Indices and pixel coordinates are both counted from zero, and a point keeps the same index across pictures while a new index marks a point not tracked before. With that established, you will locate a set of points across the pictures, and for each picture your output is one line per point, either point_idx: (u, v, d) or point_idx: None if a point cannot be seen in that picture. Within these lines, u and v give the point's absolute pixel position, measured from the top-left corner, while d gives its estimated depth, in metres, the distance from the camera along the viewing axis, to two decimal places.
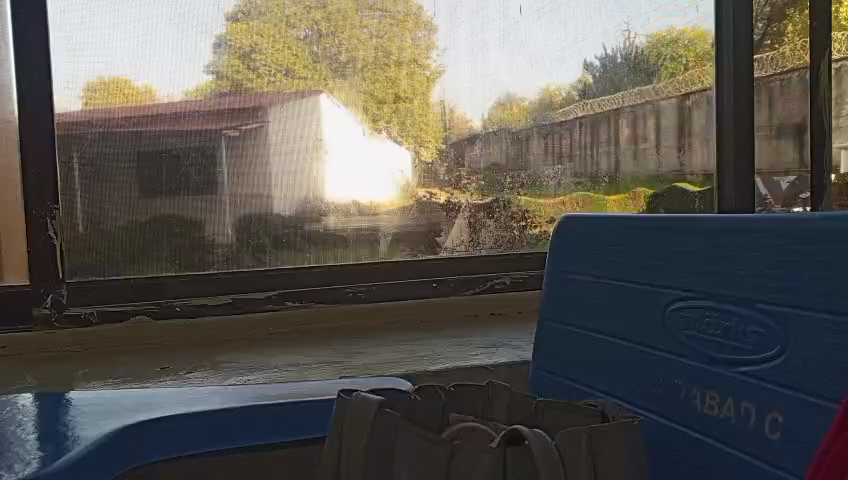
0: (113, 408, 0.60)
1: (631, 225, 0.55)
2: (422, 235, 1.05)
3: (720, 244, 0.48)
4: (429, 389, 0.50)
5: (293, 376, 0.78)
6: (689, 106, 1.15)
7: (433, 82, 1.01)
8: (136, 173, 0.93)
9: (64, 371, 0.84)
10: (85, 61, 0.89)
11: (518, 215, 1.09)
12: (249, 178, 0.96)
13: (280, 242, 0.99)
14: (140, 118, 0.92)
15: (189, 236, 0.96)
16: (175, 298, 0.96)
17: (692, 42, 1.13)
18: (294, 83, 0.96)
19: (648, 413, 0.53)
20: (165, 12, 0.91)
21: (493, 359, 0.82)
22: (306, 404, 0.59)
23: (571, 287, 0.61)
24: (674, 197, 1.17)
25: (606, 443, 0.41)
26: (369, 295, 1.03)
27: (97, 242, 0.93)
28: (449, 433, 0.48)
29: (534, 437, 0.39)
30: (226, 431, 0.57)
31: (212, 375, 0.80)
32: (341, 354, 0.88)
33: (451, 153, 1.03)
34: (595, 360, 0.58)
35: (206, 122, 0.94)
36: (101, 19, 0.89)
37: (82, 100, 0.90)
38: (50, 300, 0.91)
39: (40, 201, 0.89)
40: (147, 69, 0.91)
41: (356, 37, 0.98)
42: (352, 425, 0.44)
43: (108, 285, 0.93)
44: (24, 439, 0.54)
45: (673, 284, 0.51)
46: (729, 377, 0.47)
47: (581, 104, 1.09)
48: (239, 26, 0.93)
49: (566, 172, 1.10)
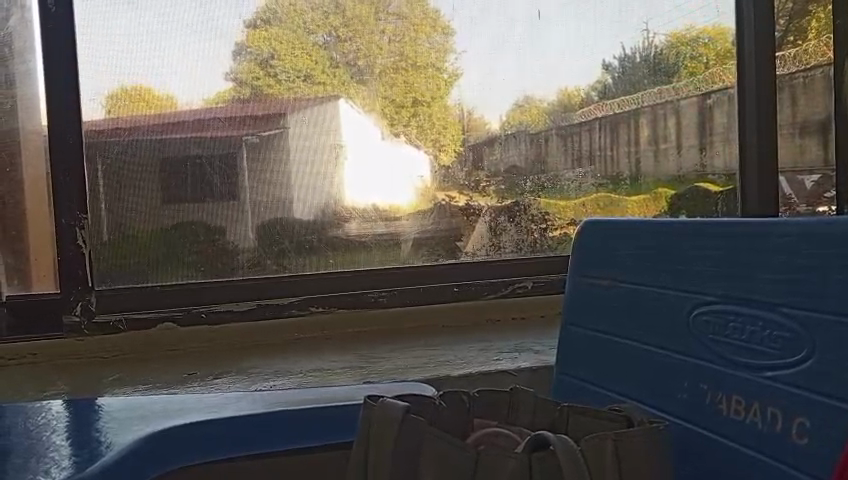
0: (142, 414, 0.62)
1: (653, 228, 0.55)
2: (442, 240, 1.05)
3: (742, 248, 0.47)
4: (454, 395, 0.50)
5: (317, 381, 0.79)
6: (710, 104, 1.14)
7: (451, 85, 1.02)
8: (161, 180, 0.95)
9: (94, 377, 0.85)
10: (108, 70, 0.91)
11: (538, 218, 1.09)
12: (270, 185, 0.98)
13: (303, 248, 1.00)
14: (163, 126, 0.94)
15: (212, 242, 0.97)
16: (200, 305, 0.97)
17: (712, 40, 1.12)
18: (313, 89, 0.97)
19: (673, 417, 0.53)
20: (188, 22, 0.93)
21: (516, 363, 0.82)
22: (331, 407, 0.60)
23: (593, 292, 0.61)
24: (695, 197, 1.16)
25: (633, 448, 0.41)
26: (390, 301, 1.03)
27: (123, 249, 0.94)
28: (471, 438, 0.48)
29: (559, 443, 0.40)
30: (252, 437, 0.58)
31: (238, 380, 0.81)
32: (365, 359, 0.88)
33: (469, 156, 1.03)
34: (616, 365, 0.58)
35: (228, 129, 0.95)
36: (124, 31, 0.91)
37: (105, 107, 0.92)
38: (80, 308, 0.93)
39: (67, 209, 0.91)
40: (168, 76, 0.93)
41: (374, 42, 0.99)
42: (378, 430, 0.44)
43: (136, 292, 0.95)
44: (59, 445, 0.55)
45: (696, 289, 0.51)
46: (753, 381, 0.46)
47: (600, 105, 1.08)
48: (258, 33, 0.95)
49: (587, 174, 1.10)
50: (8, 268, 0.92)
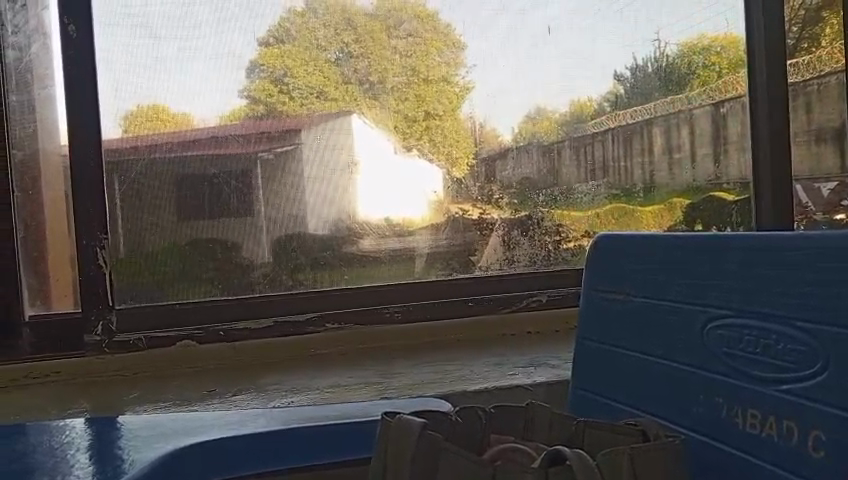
0: (163, 432, 0.63)
1: (665, 242, 0.56)
2: (457, 254, 1.06)
3: (755, 262, 0.48)
4: (469, 411, 0.50)
5: (334, 397, 0.80)
6: (723, 113, 1.14)
7: (463, 99, 1.03)
8: (178, 199, 0.96)
9: (116, 396, 0.86)
10: (125, 90, 0.93)
11: (552, 231, 1.09)
12: (285, 202, 0.99)
13: (318, 264, 1.02)
14: (180, 144, 0.95)
15: (229, 259, 0.99)
16: (218, 323, 0.98)
17: (724, 49, 1.13)
18: (327, 105, 0.99)
19: (690, 432, 0.52)
20: (203, 42, 0.95)
21: (531, 378, 0.83)
22: (348, 424, 0.61)
23: (606, 306, 0.61)
24: (710, 207, 1.15)
25: (649, 463, 0.41)
26: (405, 316, 1.04)
27: (143, 267, 0.96)
28: (488, 454, 0.48)
29: (575, 457, 0.40)
30: (271, 453, 0.59)
31: (256, 397, 0.82)
32: (381, 375, 0.89)
33: (482, 170, 1.04)
34: (632, 379, 0.58)
35: (244, 146, 0.97)
36: (142, 52, 0.93)
37: (121, 126, 0.94)
38: (101, 327, 0.95)
39: (89, 231, 0.93)
40: (184, 96, 0.95)
41: (386, 58, 1.00)
42: (395, 446, 0.44)
43: (155, 310, 0.96)
44: (83, 463, 0.56)
45: (710, 303, 0.51)
46: (769, 394, 0.46)
47: (613, 115, 1.09)
48: (271, 52, 0.97)
49: (600, 186, 1.10)
50: (30, 289, 0.94)
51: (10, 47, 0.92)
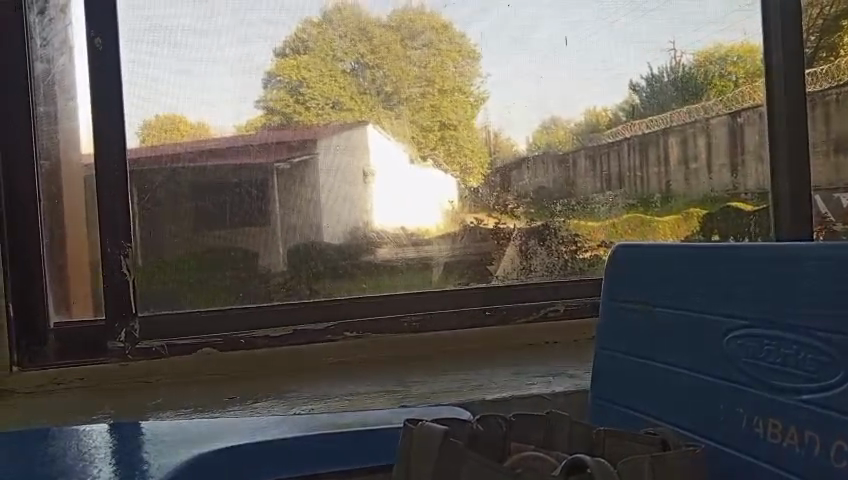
0: (187, 437, 0.64)
1: (683, 252, 0.56)
2: (473, 263, 1.06)
3: (776, 272, 0.48)
4: (490, 418, 0.50)
5: (354, 404, 0.81)
6: (740, 123, 1.14)
7: (478, 108, 1.04)
8: (197, 208, 0.98)
9: (138, 401, 0.88)
10: (146, 100, 0.95)
11: (568, 240, 1.09)
12: (304, 211, 1.00)
13: (337, 272, 1.03)
14: (199, 153, 0.97)
15: (247, 267, 1.00)
16: (239, 331, 0.99)
17: (741, 58, 1.13)
18: (342, 115, 1.00)
19: (711, 441, 0.52)
20: (222, 53, 0.96)
21: (550, 387, 0.83)
22: (369, 431, 0.62)
23: (624, 315, 0.61)
24: (728, 217, 1.15)
25: (671, 472, 0.41)
26: (422, 325, 1.04)
27: (164, 274, 0.98)
28: (509, 461, 0.48)
29: (595, 464, 0.40)
30: (294, 459, 0.59)
31: (278, 404, 0.83)
32: (400, 383, 0.89)
33: (497, 179, 1.05)
34: (651, 388, 0.58)
35: (262, 156, 0.99)
36: (163, 64, 0.95)
37: (139, 136, 0.95)
38: (125, 334, 0.96)
39: (113, 239, 0.95)
40: (201, 106, 0.96)
41: (402, 69, 1.02)
42: (418, 452, 0.45)
43: (176, 317, 0.98)
44: (110, 468, 0.58)
45: (730, 312, 0.51)
46: (789, 404, 0.46)
47: (628, 125, 1.09)
48: (288, 62, 0.98)
49: (618, 196, 1.10)
50: (55, 297, 0.95)
51: (39, 59, 0.94)
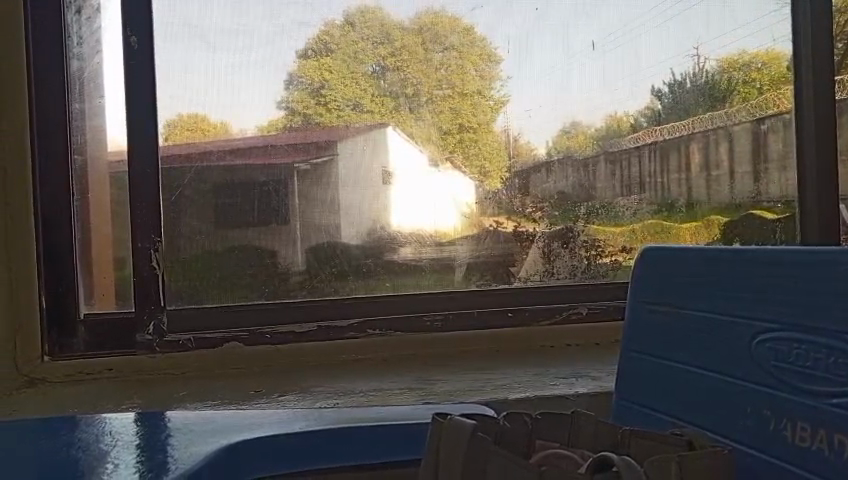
0: (216, 428, 0.65)
1: (711, 256, 0.56)
2: (496, 264, 1.07)
3: (805, 277, 0.48)
4: (516, 415, 0.51)
5: (378, 400, 0.82)
6: (764, 130, 1.14)
7: (498, 111, 1.04)
8: (222, 205, 1.00)
9: (165, 393, 0.89)
10: (172, 99, 0.97)
11: (590, 244, 1.10)
12: (328, 210, 1.02)
13: (361, 270, 1.04)
14: (226, 152, 0.99)
15: (271, 264, 1.01)
16: (264, 327, 1.01)
17: (765, 65, 1.12)
18: (364, 116, 1.01)
19: (737, 444, 0.53)
20: (247, 53, 0.98)
21: (573, 388, 0.83)
22: (393, 426, 0.63)
23: (650, 318, 0.62)
24: (751, 224, 1.14)
25: (698, 471, 0.42)
26: (445, 325, 1.05)
27: (189, 269, 0.99)
28: (534, 459, 0.49)
29: (621, 461, 0.41)
30: (321, 451, 0.61)
31: (302, 398, 0.84)
32: (423, 381, 0.90)
33: (516, 182, 1.05)
34: (677, 391, 0.59)
35: (285, 155, 1.00)
36: (189, 63, 0.97)
37: (163, 135, 0.97)
38: (153, 326, 0.98)
39: (145, 234, 0.97)
40: (225, 106, 0.98)
41: (426, 71, 1.02)
42: (447, 445, 0.46)
43: (202, 311, 0.99)
44: (143, 455, 0.59)
45: (759, 316, 0.52)
46: (818, 408, 0.46)
47: (649, 131, 1.09)
48: (312, 63, 0.99)
49: (641, 201, 1.10)
50: (85, 288, 0.97)
51: (75, 57, 0.96)
